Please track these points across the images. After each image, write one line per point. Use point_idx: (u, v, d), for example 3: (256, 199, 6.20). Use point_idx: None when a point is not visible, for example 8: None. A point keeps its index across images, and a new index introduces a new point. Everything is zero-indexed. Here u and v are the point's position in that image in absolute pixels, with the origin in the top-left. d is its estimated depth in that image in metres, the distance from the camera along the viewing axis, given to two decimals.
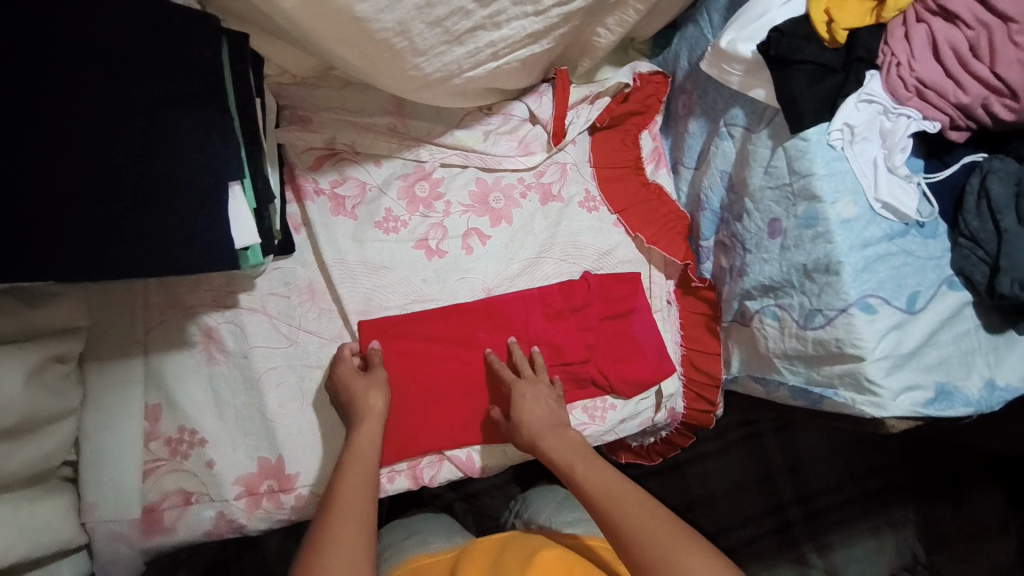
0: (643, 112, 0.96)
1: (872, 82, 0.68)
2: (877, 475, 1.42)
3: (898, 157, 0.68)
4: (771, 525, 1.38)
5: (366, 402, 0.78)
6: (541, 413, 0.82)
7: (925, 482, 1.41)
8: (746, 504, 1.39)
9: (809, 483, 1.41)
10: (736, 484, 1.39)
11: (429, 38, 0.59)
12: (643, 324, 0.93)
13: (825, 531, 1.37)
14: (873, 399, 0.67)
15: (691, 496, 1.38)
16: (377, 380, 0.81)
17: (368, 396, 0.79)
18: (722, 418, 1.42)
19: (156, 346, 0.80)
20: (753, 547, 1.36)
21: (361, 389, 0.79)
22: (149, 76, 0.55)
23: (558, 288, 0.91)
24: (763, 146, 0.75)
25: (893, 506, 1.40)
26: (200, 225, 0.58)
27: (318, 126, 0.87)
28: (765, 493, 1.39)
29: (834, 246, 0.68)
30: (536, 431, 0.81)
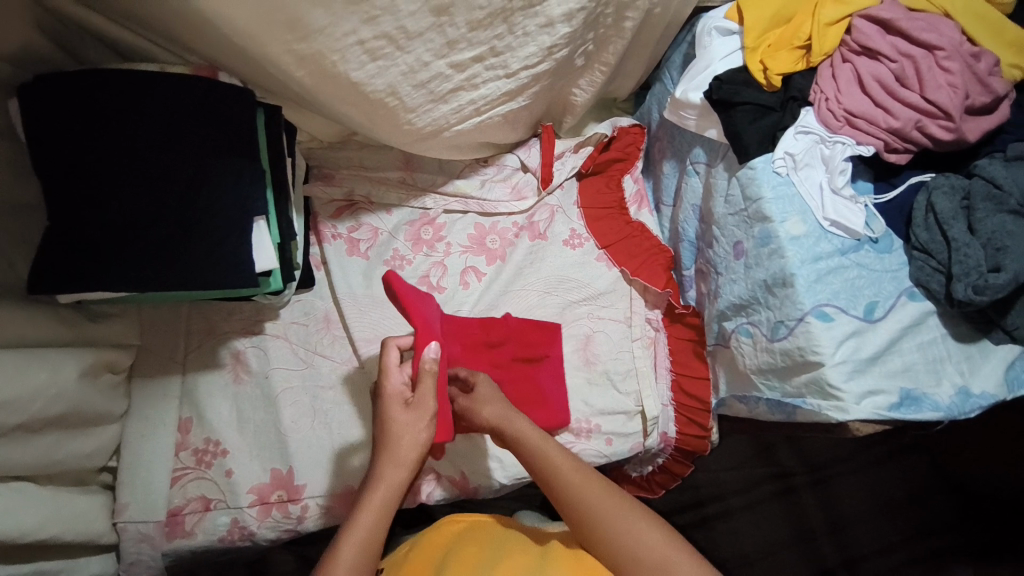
0: (624, 159, 1.08)
1: (806, 116, 0.77)
2: (930, 537, 1.30)
3: (839, 179, 0.74)
4: None
5: (404, 447, 0.74)
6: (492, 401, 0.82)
7: (985, 543, 1.28)
8: (785, 566, 1.28)
9: (854, 546, 1.29)
10: (772, 545, 1.29)
11: (417, 98, 0.73)
12: (551, 372, 0.96)
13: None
14: (836, 404, 0.69)
15: (725, 556, 1.28)
16: (423, 406, 0.75)
17: (414, 433, 0.75)
18: (751, 469, 1.33)
19: (192, 367, 0.92)
20: None
21: (400, 427, 0.74)
22: (198, 134, 0.71)
23: (479, 323, 0.95)
24: (722, 178, 0.84)
25: (950, 572, 1.27)
26: (228, 249, 0.72)
27: (339, 181, 1.02)
28: (804, 555, 1.29)
29: (786, 260, 0.74)
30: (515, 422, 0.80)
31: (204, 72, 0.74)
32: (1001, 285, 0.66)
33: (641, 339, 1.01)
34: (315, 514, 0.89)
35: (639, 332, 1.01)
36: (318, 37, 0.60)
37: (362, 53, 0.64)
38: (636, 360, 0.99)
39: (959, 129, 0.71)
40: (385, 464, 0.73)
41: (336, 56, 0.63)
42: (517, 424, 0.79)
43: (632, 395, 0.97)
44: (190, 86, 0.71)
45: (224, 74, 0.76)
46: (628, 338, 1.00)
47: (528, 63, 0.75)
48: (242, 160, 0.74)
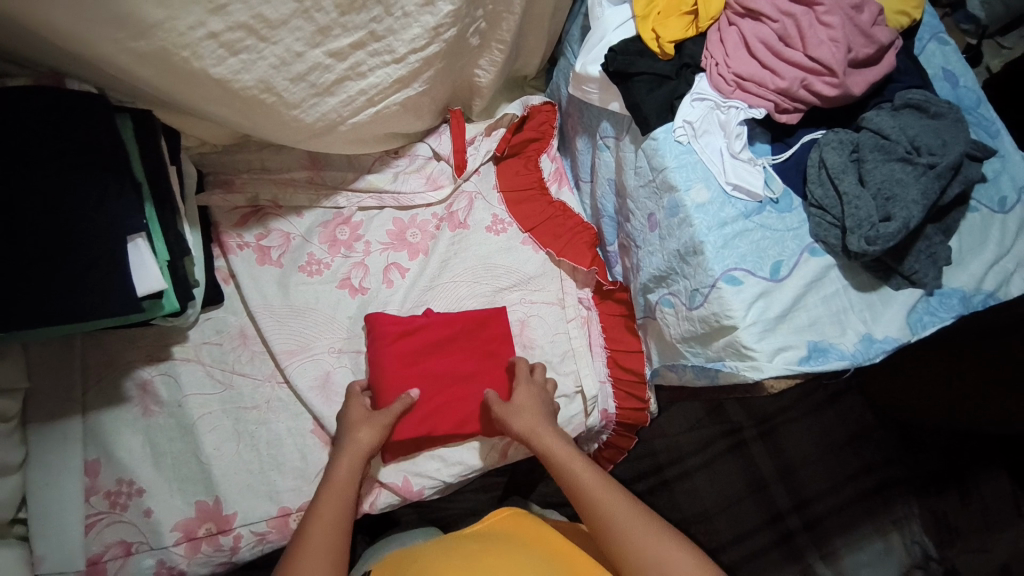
0: (540, 138, 1.06)
1: (700, 83, 0.76)
2: (873, 471, 1.37)
3: (736, 143, 0.75)
4: (771, 537, 1.32)
5: (354, 439, 0.82)
6: (526, 411, 0.86)
7: (923, 471, 1.36)
8: (743, 517, 1.33)
9: (805, 489, 1.35)
10: (730, 499, 1.34)
11: (298, 92, 0.69)
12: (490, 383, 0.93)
13: (826, 536, 1.32)
14: (751, 364, 0.70)
15: (684, 514, 1.32)
16: (376, 418, 0.84)
17: (358, 431, 0.83)
18: (704, 428, 1.37)
19: (93, 404, 0.85)
20: (755, 562, 1.31)
21: (354, 422, 0.84)
22: (45, 150, 0.64)
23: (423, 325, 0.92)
24: (629, 151, 0.83)
25: (894, 503, 1.35)
26: (101, 275, 0.65)
27: (240, 187, 0.96)
28: (760, 505, 1.34)
29: (694, 228, 0.74)
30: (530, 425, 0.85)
31: (48, 80, 0.66)
32: (891, 233, 0.68)
33: (574, 320, 1.00)
34: (248, 543, 0.85)
35: (570, 313, 1.00)
36: (157, 32, 0.55)
37: (217, 46, 0.59)
38: (571, 341, 0.98)
39: (843, 85, 0.72)
40: (344, 453, 0.82)
41: (185, 52, 0.58)
42: (546, 440, 0.84)
43: (570, 376, 0.97)
44: (32, 99, 0.64)
45: (72, 80, 0.68)
46: (561, 319, 0.99)
47: (414, 46, 0.72)
48: (108, 178, 0.67)
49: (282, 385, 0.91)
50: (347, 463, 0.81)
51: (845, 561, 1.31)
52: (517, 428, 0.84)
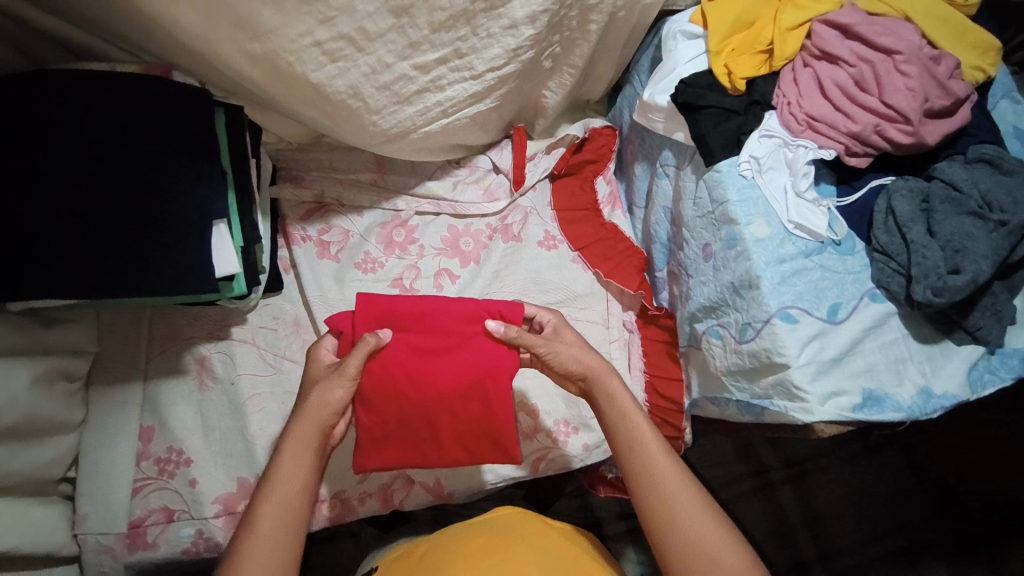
0: (597, 161, 1.09)
1: (770, 120, 0.77)
2: (905, 533, 1.31)
3: (802, 182, 0.75)
4: None
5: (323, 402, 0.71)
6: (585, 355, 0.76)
7: (959, 536, 1.29)
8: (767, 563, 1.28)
9: (831, 541, 1.31)
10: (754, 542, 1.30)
11: (380, 99, 0.72)
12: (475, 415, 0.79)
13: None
14: (801, 405, 0.69)
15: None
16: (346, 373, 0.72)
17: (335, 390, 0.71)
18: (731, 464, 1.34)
19: (154, 373, 0.90)
20: None
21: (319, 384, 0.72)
22: (149, 134, 0.70)
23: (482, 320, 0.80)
24: (690, 181, 0.85)
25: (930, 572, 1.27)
26: (184, 253, 0.70)
27: (309, 183, 1.01)
28: (783, 549, 1.30)
29: (752, 262, 0.74)
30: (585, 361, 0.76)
31: (159, 70, 0.73)
32: (958, 288, 0.67)
33: (615, 342, 1.01)
34: None
35: (612, 334, 1.01)
36: (271, 37, 0.61)
37: (320, 54, 0.64)
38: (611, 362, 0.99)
39: (917, 133, 0.72)
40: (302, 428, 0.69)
41: (292, 56, 0.63)
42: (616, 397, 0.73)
43: None
44: (144, 89, 0.70)
45: (180, 73, 0.74)
46: (605, 339, 1.00)
47: (493, 65, 0.75)
48: (203, 164, 0.73)
49: None
50: (319, 405, 0.70)
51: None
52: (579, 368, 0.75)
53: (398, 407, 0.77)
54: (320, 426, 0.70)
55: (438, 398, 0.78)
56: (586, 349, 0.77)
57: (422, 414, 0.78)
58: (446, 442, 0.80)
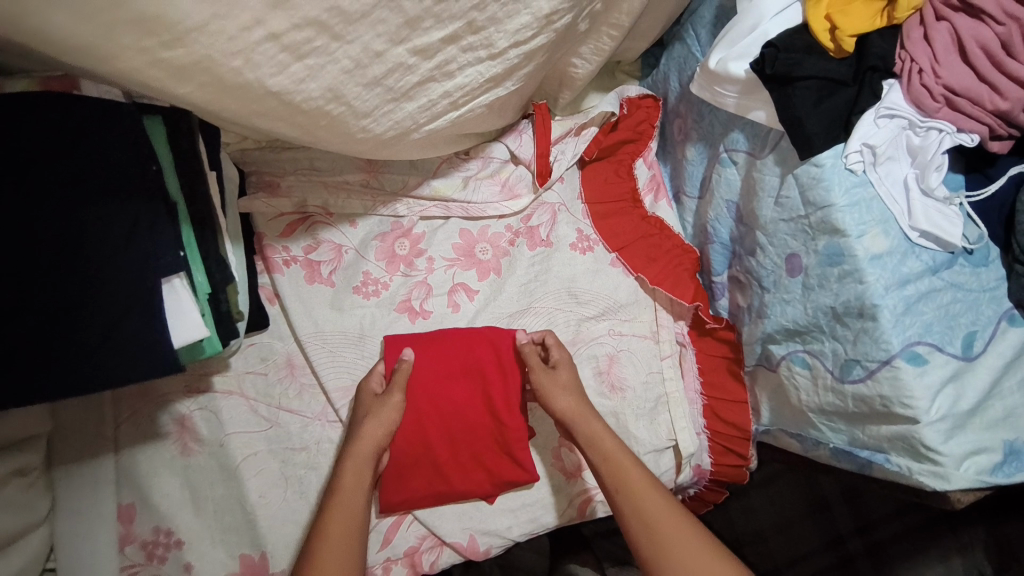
0: (636, 140, 0.90)
1: (892, 94, 0.60)
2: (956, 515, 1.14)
3: (932, 176, 0.59)
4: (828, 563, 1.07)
5: (362, 430, 0.73)
6: (567, 389, 0.76)
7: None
8: (798, 538, 1.11)
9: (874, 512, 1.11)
10: (786, 518, 1.13)
11: (370, 99, 0.56)
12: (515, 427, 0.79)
13: (888, 562, 1.02)
14: (933, 470, 0.57)
15: (735, 534, 1.16)
16: (387, 403, 0.75)
17: (370, 420, 0.73)
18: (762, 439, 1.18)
19: (126, 441, 0.76)
20: None
21: (372, 410, 0.74)
22: (59, 174, 0.51)
23: (482, 337, 0.81)
24: (770, 174, 0.66)
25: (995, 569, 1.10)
26: (130, 328, 0.53)
27: (287, 190, 0.82)
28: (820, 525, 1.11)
29: (866, 287, 0.59)
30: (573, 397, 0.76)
31: (61, 85, 0.53)
32: None
33: (664, 359, 0.85)
34: None
35: (662, 350, 0.86)
36: (199, 38, 0.43)
37: (278, 50, 0.47)
38: (664, 384, 0.84)
39: None
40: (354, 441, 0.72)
41: (237, 60, 0.46)
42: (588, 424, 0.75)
43: (662, 427, 0.83)
44: (43, 112, 0.51)
45: (90, 83, 0.55)
46: (655, 357, 0.85)
47: (518, 38, 0.59)
48: (137, 207, 0.55)
49: (334, 424, 0.80)
50: (370, 434, 0.73)
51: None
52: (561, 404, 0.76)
53: (426, 438, 0.78)
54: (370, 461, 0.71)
55: (466, 416, 0.79)
56: (576, 385, 0.77)
57: (450, 440, 0.79)
58: (472, 466, 0.79)
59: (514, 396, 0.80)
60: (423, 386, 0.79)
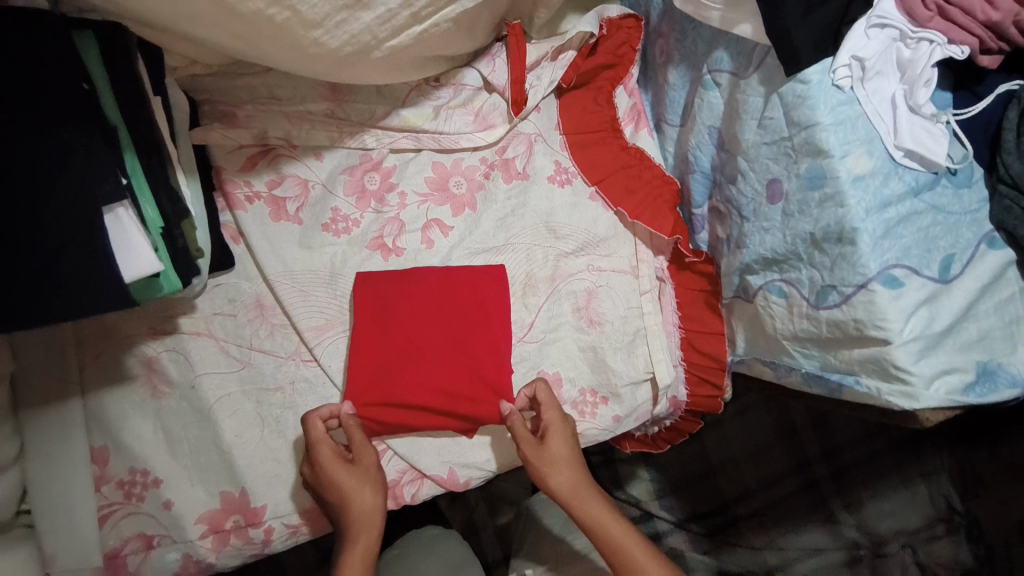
0: (617, 64, 0.85)
1: (883, 2, 0.58)
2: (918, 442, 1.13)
3: (921, 92, 0.57)
4: (793, 486, 1.15)
5: (360, 508, 0.70)
6: (564, 466, 0.74)
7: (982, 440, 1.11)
8: (767, 463, 1.17)
9: (837, 439, 1.16)
10: (758, 445, 1.18)
11: (320, 5, 0.52)
12: (493, 363, 0.78)
13: (855, 488, 1.12)
14: (902, 390, 0.58)
15: (708, 462, 1.18)
16: (363, 468, 0.72)
17: (362, 495, 0.71)
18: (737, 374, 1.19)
19: (93, 384, 0.74)
20: (777, 511, 1.14)
21: (354, 484, 0.71)
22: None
23: (461, 275, 0.79)
24: (754, 94, 0.63)
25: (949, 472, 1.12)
26: (70, 260, 0.50)
27: (244, 120, 0.76)
28: (788, 452, 1.17)
29: (847, 210, 0.57)
30: (565, 474, 0.74)
31: None
32: None
33: (643, 294, 0.84)
34: (281, 537, 0.77)
35: (642, 285, 0.85)
36: None
37: None
38: (644, 318, 0.84)
39: None
40: (349, 524, 0.70)
41: None
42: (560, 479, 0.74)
43: (641, 359, 0.84)
44: None
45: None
46: (634, 291, 0.84)
47: None
48: (69, 130, 0.50)
49: (309, 364, 0.79)
50: (367, 505, 0.71)
51: (870, 513, 1.09)
52: (557, 484, 0.74)
53: (406, 377, 0.77)
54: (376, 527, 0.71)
55: (442, 353, 0.78)
56: (570, 459, 0.75)
57: (430, 381, 0.77)
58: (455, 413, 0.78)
59: (499, 338, 0.79)
60: (402, 325, 0.78)
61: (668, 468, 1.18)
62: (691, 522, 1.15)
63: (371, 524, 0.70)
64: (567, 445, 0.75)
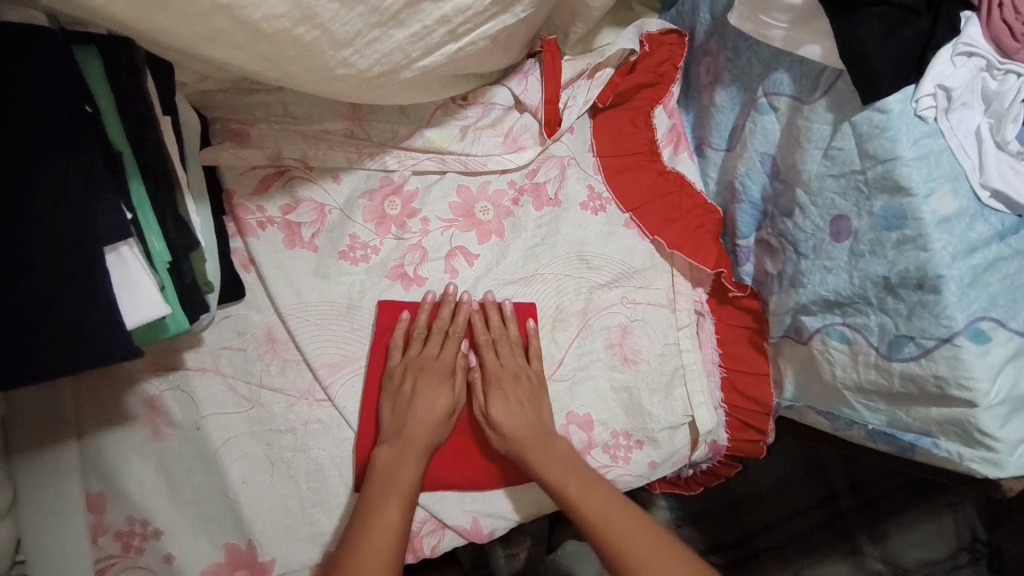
0: (657, 83, 0.80)
1: (969, 28, 0.52)
2: None
3: (1009, 128, 0.51)
4: (818, 518, 1.05)
5: (428, 405, 0.69)
6: (513, 386, 0.71)
7: None
8: (793, 496, 1.09)
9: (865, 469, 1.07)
10: (784, 477, 1.10)
11: (351, 23, 0.47)
12: None
13: (881, 519, 1.02)
14: (988, 457, 0.52)
15: (732, 492, 1.11)
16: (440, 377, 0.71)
17: (433, 397, 0.70)
18: None
19: (90, 425, 0.69)
20: (799, 546, 1.03)
21: (425, 384, 0.70)
22: None
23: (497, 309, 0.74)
24: (820, 122, 0.58)
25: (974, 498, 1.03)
26: (67, 305, 0.45)
27: (258, 140, 0.72)
28: (813, 481, 1.09)
29: (930, 255, 0.51)
30: (512, 399, 0.71)
31: None
32: None
33: (681, 329, 0.78)
34: None
35: (679, 320, 0.79)
36: None
37: None
38: (682, 355, 0.78)
39: None
40: (416, 421, 0.69)
41: None
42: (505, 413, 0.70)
43: (679, 402, 0.77)
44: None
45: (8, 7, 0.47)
46: (671, 327, 0.78)
47: None
48: (63, 157, 0.45)
49: (322, 403, 0.73)
50: (404, 479, 0.65)
51: (895, 545, 0.99)
52: (509, 407, 0.70)
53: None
54: (430, 435, 0.69)
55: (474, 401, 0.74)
56: (513, 383, 0.72)
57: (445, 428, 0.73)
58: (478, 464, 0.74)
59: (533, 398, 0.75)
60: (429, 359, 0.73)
61: (688, 500, 1.11)
62: (712, 553, 1.05)
63: (401, 498, 0.64)
64: (510, 363, 0.73)
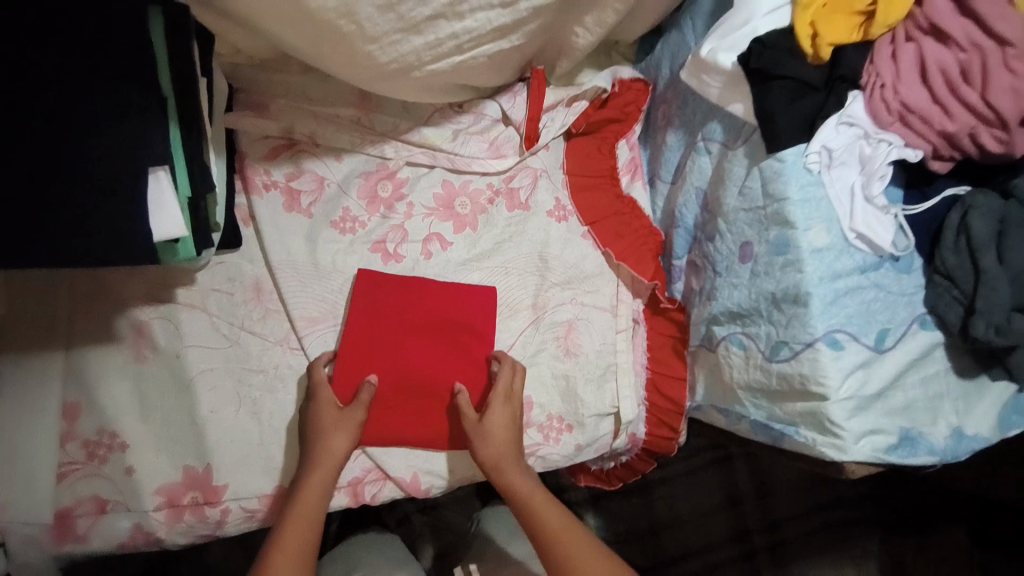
0: (623, 120, 0.95)
1: (853, 104, 0.68)
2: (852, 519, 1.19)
3: (875, 185, 0.66)
4: (732, 554, 1.18)
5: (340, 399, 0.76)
6: (499, 425, 0.79)
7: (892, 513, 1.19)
8: (711, 529, 1.19)
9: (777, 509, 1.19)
10: (703, 510, 1.19)
11: (381, 24, 0.60)
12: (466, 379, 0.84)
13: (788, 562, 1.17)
14: (834, 442, 0.65)
15: (654, 519, 1.18)
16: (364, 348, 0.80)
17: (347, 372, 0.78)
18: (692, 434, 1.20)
19: (78, 339, 0.76)
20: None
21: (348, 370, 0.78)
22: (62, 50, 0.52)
23: (462, 291, 0.85)
24: (739, 165, 0.73)
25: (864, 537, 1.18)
26: (108, 209, 0.54)
27: (275, 113, 0.82)
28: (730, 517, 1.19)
29: (803, 276, 0.65)
30: (498, 435, 0.79)
31: None
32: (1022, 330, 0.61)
33: (619, 332, 0.90)
34: (236, 518, 0.77)
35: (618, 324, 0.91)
36: None
37: None
38: (616, 354, 0.90)
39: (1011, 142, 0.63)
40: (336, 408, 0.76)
41: None
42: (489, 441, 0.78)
43: (608, 393, 0.89)
44: None
45: None
46: (610, 328, 0.90)
47: None
48: (129, 90, 0.55)
49: (295, 352, 0.81)
50: (335, 447, 0.74)
51: None
52: (496, 443, 0.78)
53: (383, 371, 0.81)
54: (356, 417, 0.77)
55: (422, 358, 0.83)
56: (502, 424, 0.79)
57: (396, 384, 0.82)
58: (416, 419, 0.82)
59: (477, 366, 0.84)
60: (391, 319, 0.82)
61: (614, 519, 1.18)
62: None
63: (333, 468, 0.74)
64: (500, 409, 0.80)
